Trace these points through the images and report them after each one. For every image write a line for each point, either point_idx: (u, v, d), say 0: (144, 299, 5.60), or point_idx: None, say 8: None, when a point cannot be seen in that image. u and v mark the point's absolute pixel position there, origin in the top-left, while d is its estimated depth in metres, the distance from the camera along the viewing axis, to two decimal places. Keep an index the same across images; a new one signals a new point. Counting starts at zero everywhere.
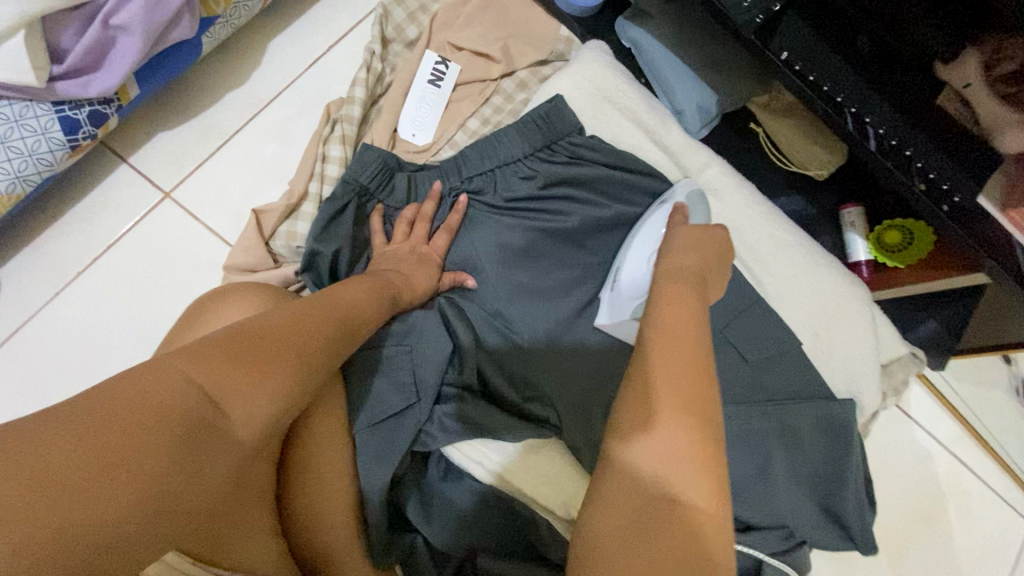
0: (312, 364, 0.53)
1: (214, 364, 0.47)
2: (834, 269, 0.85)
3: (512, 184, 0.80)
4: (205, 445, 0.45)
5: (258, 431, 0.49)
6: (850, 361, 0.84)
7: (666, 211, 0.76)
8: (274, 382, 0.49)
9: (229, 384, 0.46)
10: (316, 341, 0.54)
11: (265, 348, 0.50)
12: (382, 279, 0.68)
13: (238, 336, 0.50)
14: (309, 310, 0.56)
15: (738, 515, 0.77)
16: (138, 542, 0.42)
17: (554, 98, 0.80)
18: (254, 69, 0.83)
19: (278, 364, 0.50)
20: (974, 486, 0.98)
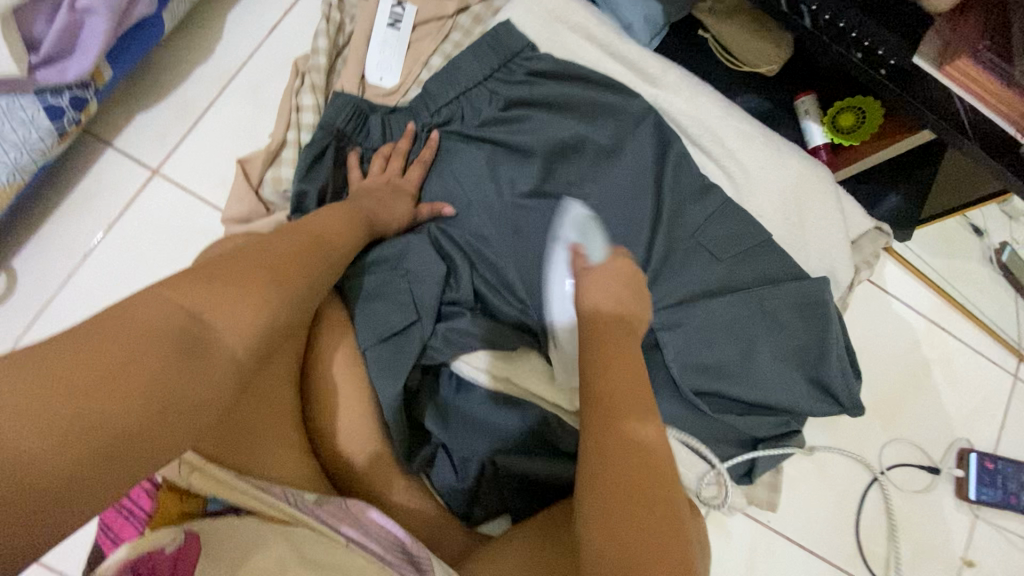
0: (295, 288, 0.58)
1: (194, 288, 0.51)
2: (797, 157, 0.89)
3: (480, 110, 0.84)
4: (199, 352, 0.48)
5: (249, 341, 0.52)
6: (821, 238, 0.89)
7: (565, 258, 0.75)
8: (252, 296, 0.53)
9: (213, 302, 0.51)
10: (292, 268, 0.58)
11: (243, 272, 0.54)
12: (368, 210, 0.73)
13: (216, 265, 0.54)
14: (288, 239, 0.61)
15: (730, 393, 0.83)
16: (152, 440, 0.45)
17: (505, 22, 0.85)
18: (216, 41, 0.86)
19: (255, 282, 0.54)
20: (953, 348, 1.04)
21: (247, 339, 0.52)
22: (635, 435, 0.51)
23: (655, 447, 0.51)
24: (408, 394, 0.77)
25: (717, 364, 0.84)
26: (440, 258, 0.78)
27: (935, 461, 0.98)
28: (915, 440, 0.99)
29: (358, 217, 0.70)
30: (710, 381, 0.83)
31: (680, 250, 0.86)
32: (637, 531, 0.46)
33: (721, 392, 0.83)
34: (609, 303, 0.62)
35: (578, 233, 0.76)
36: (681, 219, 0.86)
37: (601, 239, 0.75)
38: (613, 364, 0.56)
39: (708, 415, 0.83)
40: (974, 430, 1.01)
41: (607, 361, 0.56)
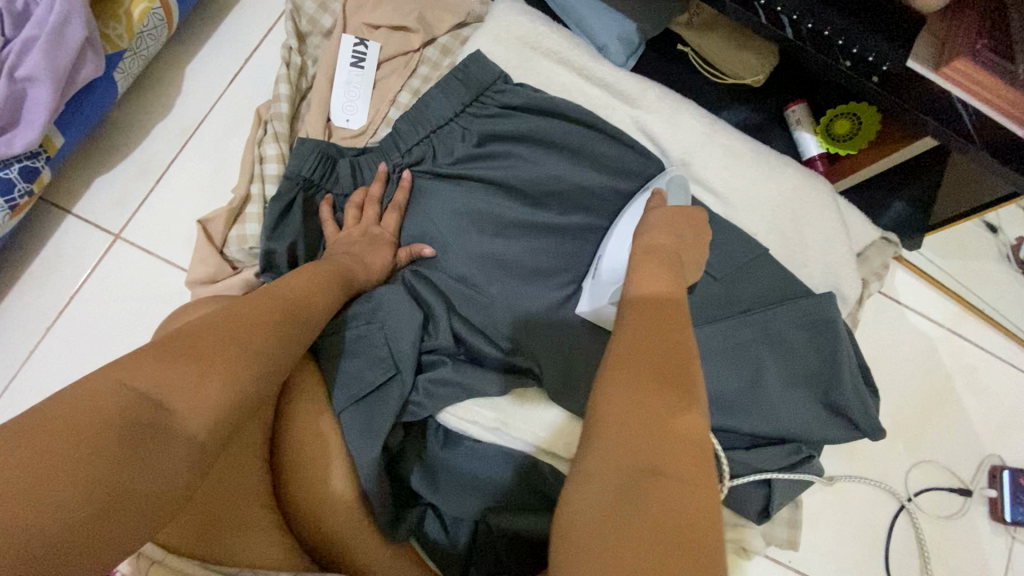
0: (267, 358, 0.51)
1: (150, 364, 0.44)
2: (791, 168, 0.84)
3: (453, 148, 0.80)
4: (153, 438, 0.41)
5: (212, 421, 0.45)
6: (824, 255, 0.84)
7: (643, 202, 0.73)
8: (218, 370, 0.46)
9: (171, 382, 0.44)
10: (265, 332, 0.52)
11: (207, 343, 0.47)
12: (335, 263, 0.69)
13: (175, 339, 0.47)
14: (260, 302, 0.55)
15: (738, 427, 0.77)
16: (91, 547, 0.38)
17: (473, 54, 0.80)
18: (176, 95, 0.83)
19: (222, 354, 0.47)
20: (976, 357, 0.97)
21: (210, 419, 0.45)
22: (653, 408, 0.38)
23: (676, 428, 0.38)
24: (392, 454, 0.73)
25: (722, 398, 0.78)
26: (416, 307, 0.73)
27: (965, 480, 0.92)
28: (943, 460, 0.92)
29: (329, 272, 0.66)
30: (714, 416, 0.78)
31: None
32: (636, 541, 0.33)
33: (729, 427, 0.78)
34: (665, 237, 0.56)
35: (665, 182, 0.76)
36: None
37: (685, 188, 0.76)
38: (644, 319, 0.45)
39: (716, 452, 0.76)
40: (1006, 444, 0.94)
41: (639, 313, 0.46)
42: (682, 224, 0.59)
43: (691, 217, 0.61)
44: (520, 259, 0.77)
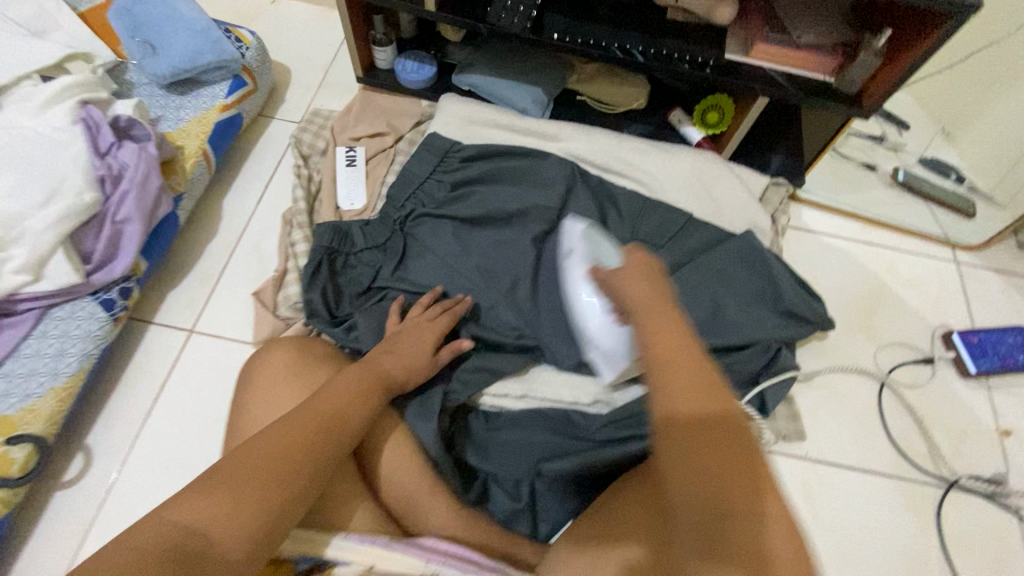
0: (294, 461, 0.59)
1: (192, 502, 0.53)
2: (685, 151, 1.11)
3: (434, 196, 1.02)
4: (197, 561, 0.50)
5: (250, 532, 0.53)
6: (734, 203, 1.08)
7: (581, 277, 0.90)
8: (247, 493, 0.55)
9: (214, 518, 0.52)
10: (289, 445, 0.60)
11: (249, 477, 0.56)
12: (371, 369, 0.74)
13: (229, 467, 0.56)
14: (298, 429, 0.62)
15: (719, 343, 0.94)
16: None
17: (433, 133, 1.07)
18: (217, 220, 1.06)
19: (245, 483, 0.55)
20: (891, 256, 1.20)
21: (249, 531, 0.53)
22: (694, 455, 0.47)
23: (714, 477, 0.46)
24: (447, 439, 0.86)
25: (696, 326, 0.95)
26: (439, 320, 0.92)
27: (927, 351, 1.08)
28: (902, 340, 1.09)
29: (370, 382, 0.72)
30: (698, 339, 0.94)
31: (629, 248, 1.02)
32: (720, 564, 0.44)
33: (714, 345, 0.94)
34: (635, 292, 0.56)
35: (583, 246, 0.94)
36: (615, 228, 1.04)
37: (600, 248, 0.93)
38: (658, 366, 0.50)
39: None
40: (943, 314, 1.13)
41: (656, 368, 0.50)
42: (651, 276, 0.56)
43: (647, 261, 0.58)
44: (507, 264, 0.98)
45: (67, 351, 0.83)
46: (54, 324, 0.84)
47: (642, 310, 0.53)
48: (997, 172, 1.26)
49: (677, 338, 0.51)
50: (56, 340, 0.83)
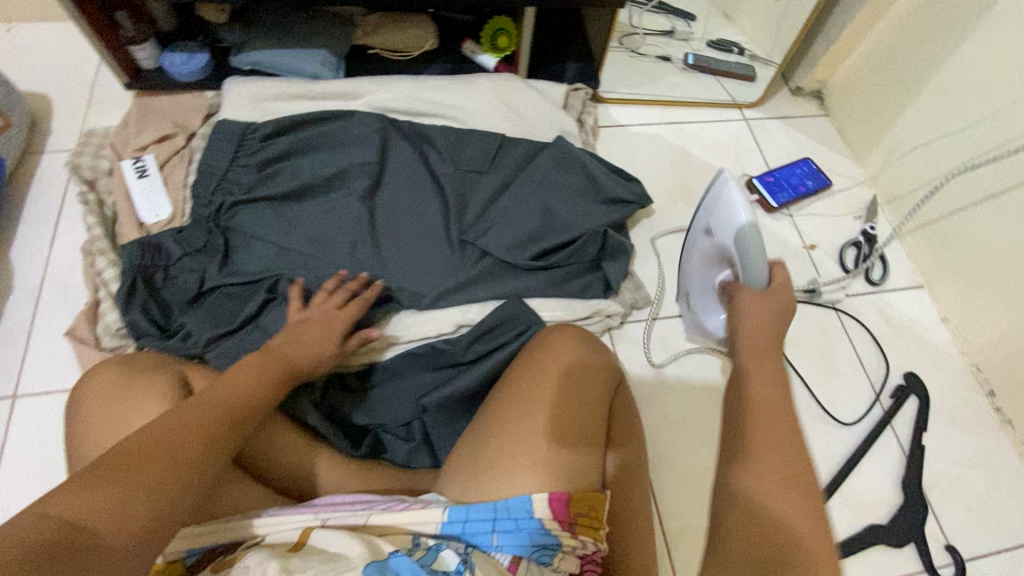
0: (197, 453, 0.56)
1: (71, 501, 0.48)
2: (483, 77, 1.15)
3: (243, 182, 0.98)
4: (87, 555, 0.46)
5: (147, 522, 0.50)
6: (540, 115, 1.14)
7: (699, 254, 0.88)
8: (145, 484, 0.51)
9: (103, 510, 0.48)
10: (192, 439, 0.56)
11: (140, 466, 0.52)
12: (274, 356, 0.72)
13: (117, 456, 0.52)
14: (195, 417, 0.58)
15: (555, 242, 1.00)
16: None
17: (222, 120, 1.02)
18: (9, 275, 0.95)
19: (142, 473, 0.51)
20: (693, 129, 1.33)
21: (145, 521, 0.50)
22: (748, 406, 0.56)
23: (787, 447, 0.53)
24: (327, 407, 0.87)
25: (532, 234, 1.02)
26: (278, 300, 0.87)
27: None
28: None
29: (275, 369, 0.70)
30: (537, 245, 1.00)
31: (454, 181, 1.05)
32: (785, 496, 0.50)
33: (553, 244, 1.00)
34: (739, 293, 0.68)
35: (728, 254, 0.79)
36: (437, 166, 1.06)
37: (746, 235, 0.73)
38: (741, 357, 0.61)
39: (549, 266, 0.99)
40: (743, 167, 1.29)
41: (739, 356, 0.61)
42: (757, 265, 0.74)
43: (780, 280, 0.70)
44: (338, 228, 0.97)
45: None
46: None
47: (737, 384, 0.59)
48: (774, 39, 1.33)
49: (762, 371, 0.59)
50: None
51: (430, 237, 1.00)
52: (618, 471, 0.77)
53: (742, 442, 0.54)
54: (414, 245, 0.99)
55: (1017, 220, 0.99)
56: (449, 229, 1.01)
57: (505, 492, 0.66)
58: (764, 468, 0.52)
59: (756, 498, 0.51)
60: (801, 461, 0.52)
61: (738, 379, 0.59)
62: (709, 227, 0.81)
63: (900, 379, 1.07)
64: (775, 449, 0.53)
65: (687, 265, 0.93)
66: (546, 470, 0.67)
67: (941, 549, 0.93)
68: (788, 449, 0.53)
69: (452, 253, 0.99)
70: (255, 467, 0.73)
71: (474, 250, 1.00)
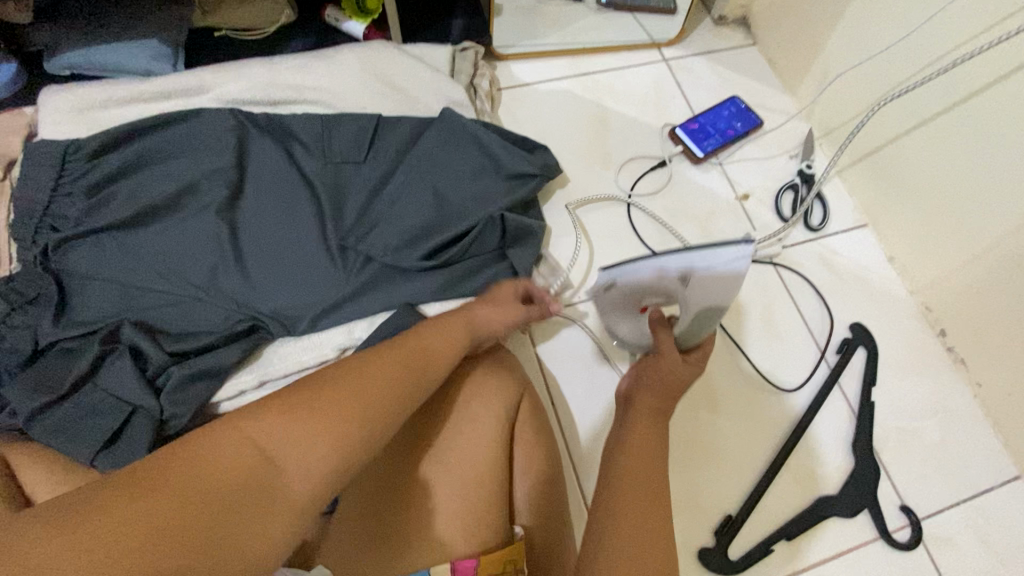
0: (271, 474, 0.47)
1: (148, 495, 0.41)
2: (350, 49, 0.99)
3: (72, 213, 0.83)
4: None
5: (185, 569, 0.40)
6: (423, 85, 0.99)
7: (640, 276, 0.74)
8: (206, 506, 0.43)
9: (149, 536, 0.40)
10: (275, 456, 0.48)
11: (209, 488, 0.44)
12: (409, 352, 0.63)
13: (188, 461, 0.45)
14: (309, 429, 0.51)
15: (447, 234, 0.88)
16: None
17: (35, 141, 0.85)
18: None
19: (205, 492, 0.43)
20: (607, 78, 1.19)
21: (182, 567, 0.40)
22: (627, 471, 0.62)
23: (648, 505, 0.59)
24: None
25: (421, 228, 0.89)
26: (124, 352, 0.75)
27: (661, 156, 1.11)
28: (634, 155, 1.10)
29: (408, 376, 0.60)
30: (426, 241, 0.88)
31: (326, 178, 0.91)
32: (639, 550, 0.55)
33: (446, 237, 0.88)
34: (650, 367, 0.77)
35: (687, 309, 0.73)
36: (305, 161, 0.91)
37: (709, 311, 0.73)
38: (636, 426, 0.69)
39: (443, 262, 0.87)
40: (664, 115, 1.16)
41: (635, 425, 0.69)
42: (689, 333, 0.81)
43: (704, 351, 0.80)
44: (192, 251, 0.83)
45: None
46: None
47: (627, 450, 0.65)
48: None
49: (647, 440, 0.66)
50: None
51: (302, 247, 0.86)
52: (534, 506, 0.70)
53: (615, 498, 0.60)
54: (284, 260, 0.85)
55: (962, 144, 0.89)
56: (326, 235, 0.87)
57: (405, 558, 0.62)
58: (621, 523, 0.57)
59: (626, 547, 0.55)
60: (664, 521, 0.58)
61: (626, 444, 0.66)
62: (680, 272, 0.70)
63: (846, 332, 0.99)
64: (642, 505, 0.59)
65: (620, 270, 0.76)
66: (456, 527, 0.64)
67: (895, 511, 0.88)
68: (651, 509, 0.58)
69: (331, 263, 0.86)
70: None
71: (357, 255, 0.87)
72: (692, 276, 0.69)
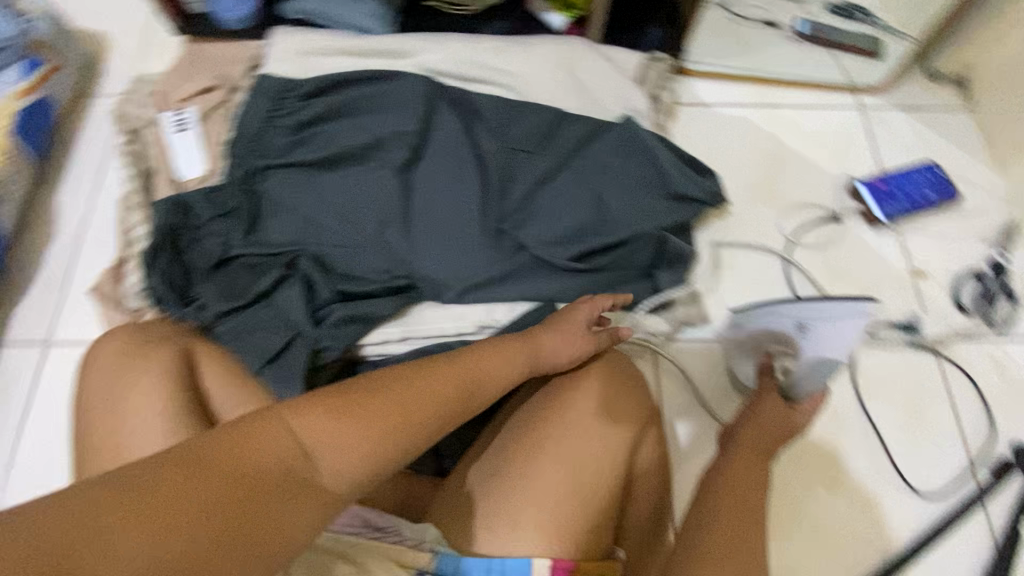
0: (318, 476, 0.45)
1: (192, 485, 0.39)
2: (547, 41, 1.01)
3: (277, 145, 0.93)
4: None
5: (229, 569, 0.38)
6: (608, 88, 0.99)
7: (771, 321, 0.72)
8: (248, 507, 0.40)
9: (181, 541, 0.36)
10: (328, 460, 0.46)
11: (236, 500, 0.40)
12: (454, 376, 0.59)
13: (207, 465, 0.40)
14: (356, 435, 0.48)
15: (601, 241, 0.88)
16: None
17: (262, 76, 0.96)
18: (56, 221, 0.96)
19: (251, 490, 0.41)
20: (792, 114, 1.12)
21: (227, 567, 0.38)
22: (726, 510, 0.60)
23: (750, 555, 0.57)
24: None
25: (576, 229, 0.90)
26: (299, 281, 0.83)
27: (833, 209, 1.03)
28: (804, 202, 1.04)
29: (455, 393, 0.58)
30: (580, 244, 0.88)
31: (498, 160, 0.94)
32: None
33: (600, 244, 0.88)
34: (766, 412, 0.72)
35: (811, 367, 0.70)
36: (483, 141, 0.95)
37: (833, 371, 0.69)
38: (732, 462, 0.66)
39: (591, 267, 0.87)
40: (848, 166, 1.07)
41: (730, 461, 0.67)
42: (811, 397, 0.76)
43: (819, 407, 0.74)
44: (368, 203, 0.89)
45: None
46: None
47: (724, 485, 0.63)
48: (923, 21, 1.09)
49: (745, 482, 0.63)
50: None
51: (463, 220, 0.89)
52: (642, 524, 0.71)
53: (714, 537, 0.58)
54: (444, 229, 0.89)
55: None
56: (486, 215, 0.90)
57: (501, 543, 0.60)
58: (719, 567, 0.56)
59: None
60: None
61: (725, 481, 0.63)
62: (807, 326, 0.67)
63: (1008, 452, 0.88)
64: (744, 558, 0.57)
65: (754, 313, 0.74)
66: (554, 528, 0.61)
67: None
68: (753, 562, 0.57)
69: (485, 243, 0.88)
70: None
71: (511, 241, 0.89)
72: (818, 319, 0.65)
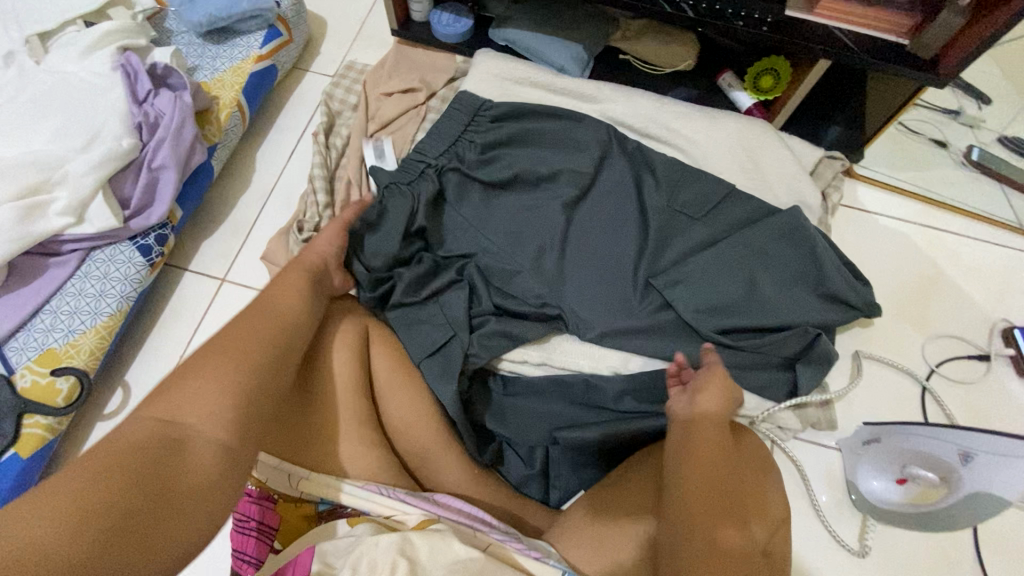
0: (206, 413, 0.55)
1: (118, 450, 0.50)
2: (733, 117, 1.04)
3: (463, 156, 0.99)
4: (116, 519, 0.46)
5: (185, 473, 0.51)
6: (781, 175, 1.01)
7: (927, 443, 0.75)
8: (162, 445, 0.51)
9: (111, 489, 0.47)
10: (188, 413, 0.54)
11: (143, 450, 0.50)
12: (255, 343, 0.63)
13: (114, 447, 0.50)
14: (210, 387, 0.57)
15: (748, 324, 0.89)
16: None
17: (464, 90, 1.03)
18: (253, 174, 1.08)
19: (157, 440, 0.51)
20: (953, 241, 1.10)
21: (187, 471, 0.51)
22: None
23: None
24: (466, 401, 0.87)
25: (725, 304, 0.90)
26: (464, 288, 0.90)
27: (982, 348, 1.00)
28: (951, 333, 1.01)
29: (260, 351, 0.62)
30: (725, 320, 0.89)
31: (662, 218, 0.96)
32: None
33: (745, 326, 0.89)
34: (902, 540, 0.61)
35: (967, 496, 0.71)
36: (651, 197, 0.97)
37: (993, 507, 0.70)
38: None
39: (730, 343, 0.89)
40: (1005, 307, 1.04)
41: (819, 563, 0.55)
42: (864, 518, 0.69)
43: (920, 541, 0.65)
44: (536, 230, 0.94)
45: (107, 291, 0.87)
46: (94, 266, 0.87)
47: None
48: None
49: None
50: (97, 281, 0.87)
51: (618, 267, 0.92)
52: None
53: None
54: (599, 271, 0.92)
55: None
56: (638, 268, 0.92)
57: None
58: None
59: None
60: None
61: None
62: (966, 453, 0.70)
63: None
64: None
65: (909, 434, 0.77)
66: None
67: None
68: None
69: (633, 295, 0.91)
70: (392, 433, 0.76)
71: (658, 299, 0.91)
72: (982, 450, 0.68)
